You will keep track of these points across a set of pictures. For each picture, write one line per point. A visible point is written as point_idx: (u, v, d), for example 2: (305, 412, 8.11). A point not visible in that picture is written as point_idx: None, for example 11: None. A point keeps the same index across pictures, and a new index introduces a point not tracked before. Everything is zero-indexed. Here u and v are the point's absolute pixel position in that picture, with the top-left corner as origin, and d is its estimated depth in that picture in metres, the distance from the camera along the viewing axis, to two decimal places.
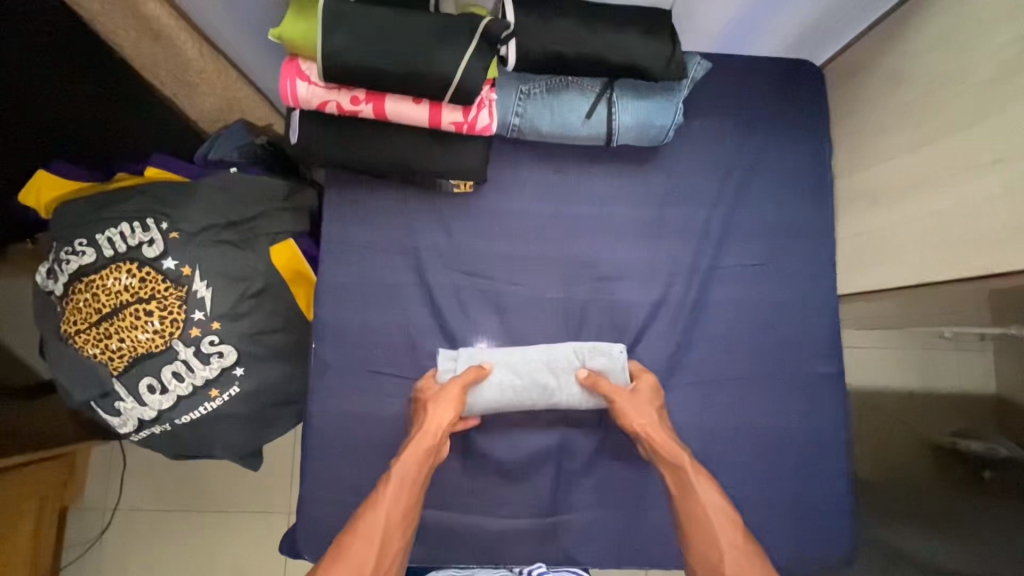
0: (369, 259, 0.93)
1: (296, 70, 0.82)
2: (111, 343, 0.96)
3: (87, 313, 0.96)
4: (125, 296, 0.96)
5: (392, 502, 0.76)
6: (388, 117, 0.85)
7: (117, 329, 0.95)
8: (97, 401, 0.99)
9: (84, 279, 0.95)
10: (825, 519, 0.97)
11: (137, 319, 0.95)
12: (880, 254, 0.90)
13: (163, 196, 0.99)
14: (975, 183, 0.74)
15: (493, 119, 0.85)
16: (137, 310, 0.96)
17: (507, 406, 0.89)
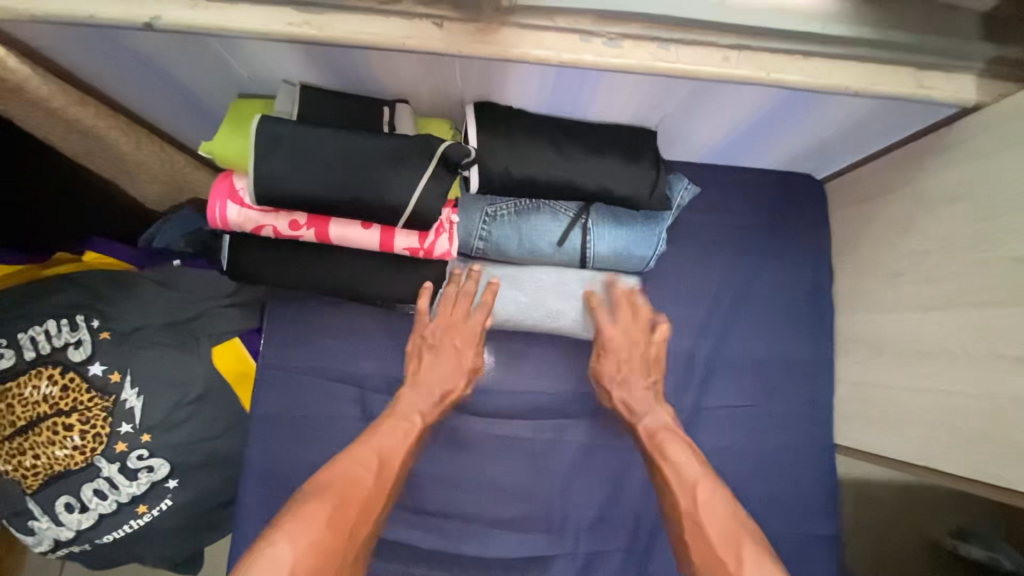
0: (306, 385, 0.84)
1: (228, 190, 0.72)
2: (25, 458, 0.90)
3: (2, 424, 0.90)
4: (43, 409, 0.90)
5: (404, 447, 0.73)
6: (334, 242, 0.76)
7: (33, 446, 0.89)
8: (9, 518, 0.93)
9: (1, 387, 0.90)
10: None
11: (56, 435, 0.90)
12: (879, 417, 0.78)
13: (100, 291, 0.97)
14: (995, 378, 0.61)
15: (451, 246, 0.77)
16: (57, 424, 0.91)
17: (507, 325, 0.82)
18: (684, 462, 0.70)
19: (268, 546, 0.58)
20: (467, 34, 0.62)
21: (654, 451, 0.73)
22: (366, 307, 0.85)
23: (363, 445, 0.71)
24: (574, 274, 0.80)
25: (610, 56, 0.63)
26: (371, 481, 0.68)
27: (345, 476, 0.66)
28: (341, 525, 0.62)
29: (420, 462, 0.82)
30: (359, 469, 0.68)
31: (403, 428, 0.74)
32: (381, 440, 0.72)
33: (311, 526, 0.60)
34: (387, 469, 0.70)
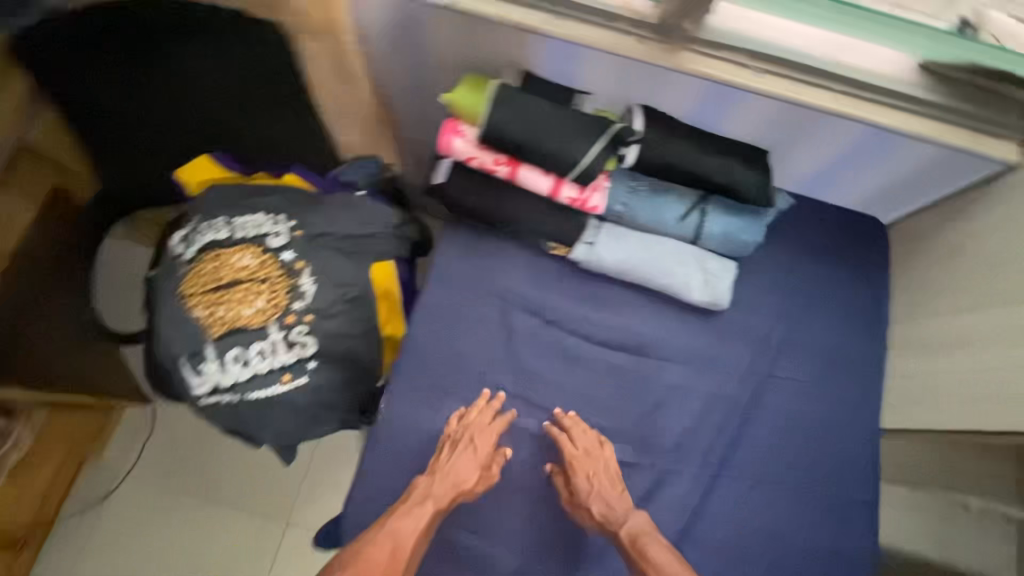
0: (460, 291, 1.05)
1: (455, 128, 0.98)
2: (219, 310, 1.12)
3: (208, 279, 1.13)
4: (244, 274, 1.14)
5: (419, 533, 0.84)
6: (517, 182, 1.00)
7: (230, 300, 1.12)
8: (184, 357, 1.11)
9: (217, 251, 1.14)
10: None
11: (248, 296, 1.13)
12: (926, 398, 0.98)
13: (300, 200, 1.23)
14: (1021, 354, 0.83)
15: (602, 202, 1.01)
16: (250, 289, 1.14)
17: (629, 276, 1.03)
18: (663, 566, 0.80)
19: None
20: (661, 49, 0.90)
21: (635, 555, 0.83)
22: (516, 242, 1.07)
23: (388, 528, 0.82)
24: (688, 247, 1.04)
25: (756, 82, 0.90)
26: (394, 565, 0.80)
27: (370, 559, 0.79)
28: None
29: (539, 366, 1.02)
30: (384, 546, 0.80)
31: (421, 516, 0.85)
32: (404, 533, 0.83)
33: None
34: (400, 557, 0.81)
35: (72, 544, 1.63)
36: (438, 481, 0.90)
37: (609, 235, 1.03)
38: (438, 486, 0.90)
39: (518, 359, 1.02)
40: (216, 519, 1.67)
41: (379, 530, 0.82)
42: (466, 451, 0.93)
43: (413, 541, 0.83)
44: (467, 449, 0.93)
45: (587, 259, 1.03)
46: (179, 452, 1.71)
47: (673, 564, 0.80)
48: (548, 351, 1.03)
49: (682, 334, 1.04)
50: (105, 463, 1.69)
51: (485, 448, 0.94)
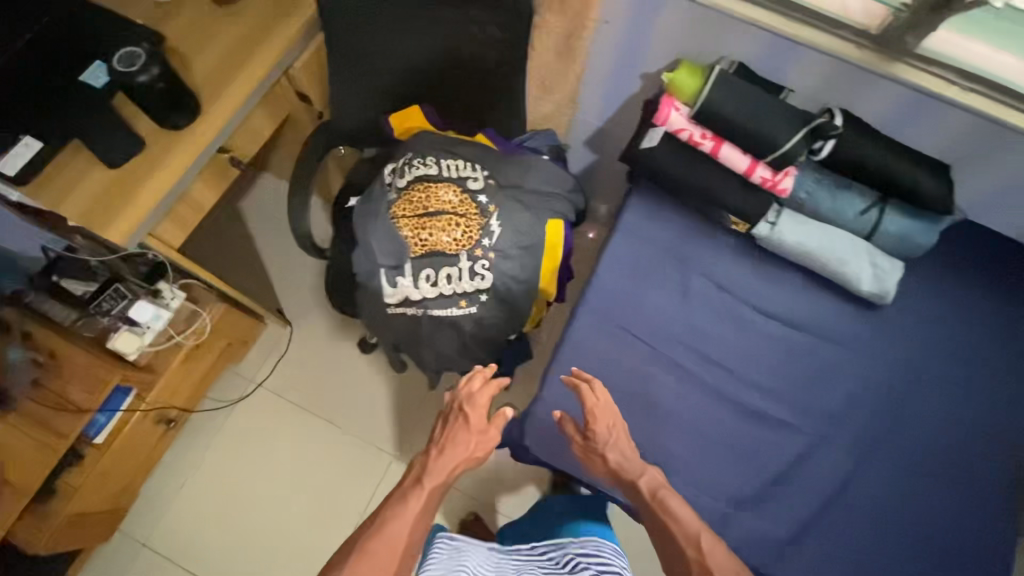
0: (644, 248, 1.17)
1: (674, 104, 1.11)
2: (423, 234, 1.28)
3: (417, 206, 1.29)
4: (447, 207, 1.30)
5: (422, 506, 1.02)
6: (718, 158, 1.13)
7: (434, 226, 1.28)
8: (386, 268, 1.29)
9: (428, 183, 1.30)
10: None
11: (449, 226, 1.29)
12: None
13: (494, 156, 1.40)
14: None
15: (791, 186, 1.12)
16: (450, 220, 1.29)
17: (801, 258, 1.14)
18: (676, 515, 0.89)
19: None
20: (878, 57, 1.03)
21: (656, 505, 0.92)
22: (698, 214, 1.20)
23: (393, 514, 1.00)
24: (862, 241, 1.13)
25: (965, 96, 1.01)
26: (397, 550, 0.95)
27: (383, 539, 0.95)
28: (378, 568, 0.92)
29: (709, 323, 1.13)
30: (393, 527, 0.97)
31: (420, 494, 1.04)
32: (406, 518, 0.99)
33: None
34: (402, 540, 0.97)
35: (201, 438, 1.79)
36: (436, 465, 1.09)
37: (790, 219, 1.14)
38: (431, 473, 1.08)
39: (692, 314, 1.13)
40: (329, 442, 1.82)
41: (382, 525, 0.98)
42: (454, 424, 1.16)
43: (417, 519, 1.00)
44: (460, 425, 1.15)
45: (768, 237, 1.13)
46: (306, 373, 1.88)
47: (689, 513, 0.90)
48: (719, 312, 1.14)
49: (845, 317, 1.12)
50: (240, 371, 1.87)
51: (460, 419, 1.15)
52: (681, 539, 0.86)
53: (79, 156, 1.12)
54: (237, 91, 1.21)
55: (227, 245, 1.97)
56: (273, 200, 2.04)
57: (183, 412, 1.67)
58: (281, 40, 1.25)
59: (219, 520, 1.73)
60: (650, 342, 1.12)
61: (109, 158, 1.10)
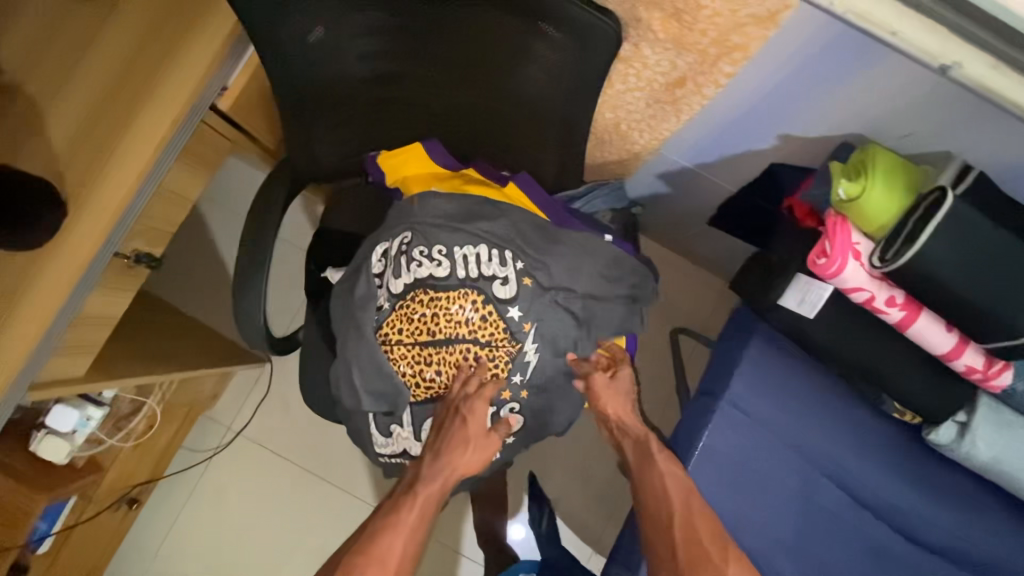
0: (757, 437, 0.80)
1: (850, 245, 0.67)
2: (427, 370, 0.93)
3: (419, 329, 0.92)
4: (463, 331, 0.91)
5: (416, 517, 0.84)
6: (902, 330, 0.70)
7: (441, 363, 0.92)
8: (377, 413, 0.97)
9: (434, 296, 0.90)
10: None
11: (464, 361, 0.92)
12: None
13: (531, 238, 0.92)
14: None
15: (1011, 383, 0.70)
16: (466, 351, 0.92)
17: (991, 473, 0.76)
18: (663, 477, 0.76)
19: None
20: None
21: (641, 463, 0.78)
22: (842, 383, 0.80)
23: (380, 526, 0.83)
24: None
25: None
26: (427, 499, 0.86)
27: (388, 536, 0.82)
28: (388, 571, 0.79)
29: (838, 557, 0.79)
30: (405, 511, 0.84)
31: (413, 505, 0.85)
32: (417, 495, 0.86)
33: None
34: (434, 490, 0.88)
35: (177, 494, 1.56)
36: (429, 473, 0.89)
37: (991, 421, 0.73)
38: (435, 461, 0.90)
39: (816, 541, 0.79)
40: (323, 501, 1.58)
41: (367, 545, 0.81)
42: (453, 431, 0.90)
43: (442, 485, 0.88)
44: (458, 427, 0.90)
45: (951, 446, 0.75)
46: (293, 420, 1.60)
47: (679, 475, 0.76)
48: (853, 538, 0.79)
49: None
50: (212, 417, 1.59)
51: (467, 440, 0.91)
52: (671, 497, 0.74)
53: None
54: (123, 168, 0.74)
55: (186, 259, 1.57)
56: (237, 195, 1.57)
57: (149, 484, 1.42)
58: (190, 70, 0.75)
59: None
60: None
61: None
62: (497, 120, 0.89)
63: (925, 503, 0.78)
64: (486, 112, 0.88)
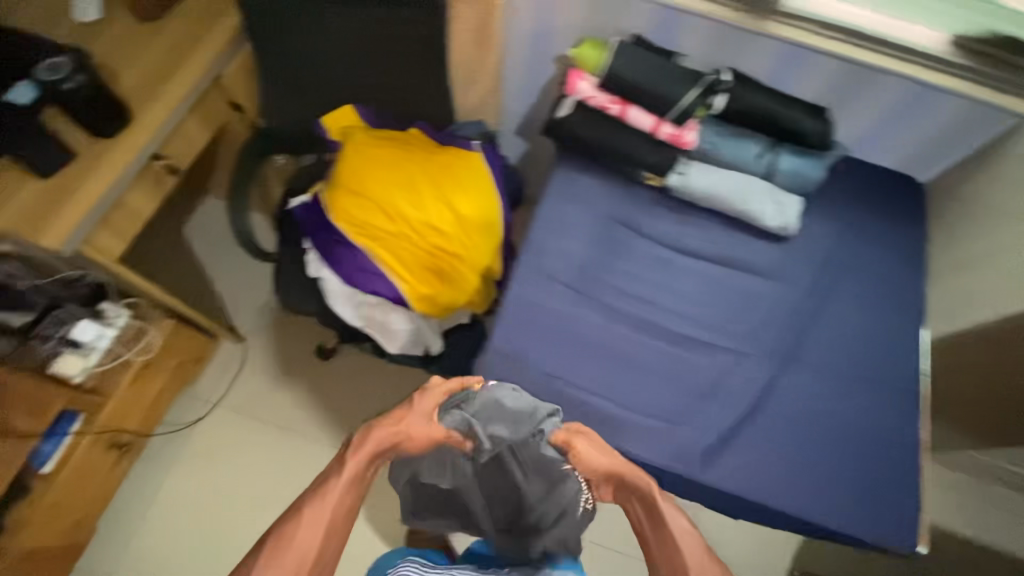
0: (572, 207, 1.26)
1: (580, 75, 1.22)
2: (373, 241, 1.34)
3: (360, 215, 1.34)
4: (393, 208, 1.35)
5: (343, 495, 0.92)
6: (625, 120, 1.25)
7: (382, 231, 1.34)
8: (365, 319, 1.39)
9: (365, 189, 1.36)
10: (896, 502, 1.08)
11: (395, 227, 1.34)
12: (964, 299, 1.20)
13: (427, 149, 1.46)
14: None
15: (695, 139, 1.24)
16: (395, 222, 1.34)
17: (712, 202, 1.25)
18: (678, 535, 0.91)
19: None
20: (752, 16, 1.16)
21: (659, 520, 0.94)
22: (618, 174, 1.30)
23: (319, 503, 0.89)
24: (763, 183, 1.25)
25: (826, 44, 1.16)
26: (324, 534, 0.87)
27: (287, 551, 0.84)
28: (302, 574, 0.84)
29: (636, 266, 1.22)
30: (326, 503, 0.89)
31: (348, 478, 0.93)
32: (314, 520, 0.87)
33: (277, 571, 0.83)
34: (324, 526, 0.87)
35: (162, 465, 1.75)
36: (326, 500, 0.90)
37: (696, 169, 1.25)
38: (332, 481, 0.92)
39: (621, 260, 1.23)
40: (299, 450, 1.80)
41: (297, 519, 0.88)
42: (356, 448, 0.97)
43: (338, 518, 0.90)
44: (358, 464, 0.95)
45: (681, 187, 1.25)
46: (266, 388, 1.86)
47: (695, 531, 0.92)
48: (644, 253, 1.23)
49: (756, 249, 1.24)
50: (193, 395, 1.83)
51: (355, 475, 0.94)
52: (686, 552, 0.89)
53: (14, 170, 1.14)
54: (167, 96, 1.25)
55: (171, 270, 1.94)
56: (214, 217, 2.02)
57: (138, 437, 1.64)
58: (208, 48, 1.30)
59: (192, 548, 1.68)
60: (586, 289, 1.20)
61: (41, 170, 1.13)
62: (394, 78, 1.47)
63: (679, 227, 1.26)
64: (386, 74, 1.46)
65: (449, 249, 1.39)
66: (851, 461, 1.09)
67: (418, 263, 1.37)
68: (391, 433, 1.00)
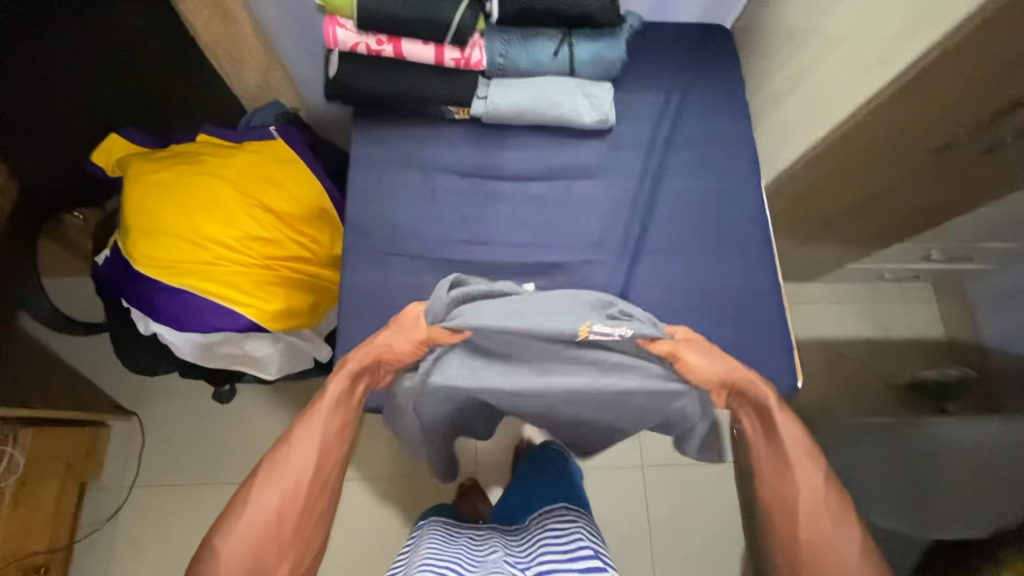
0: (387, 172, 1.16)
1: (335, 21, 1.09)
2: (196, 274, 1.18)
3: (167, 252, 1.18)
4: (200, 231, 1.19)
5: (324, 430, 0.90)
6: (403, 57, 1.13)
7: (201, 262, 1.19)
8: (240, 361, 1.28)
9: (160, 224, 1.19)
10: (774, 351, 1.11)
11: (212, 250, 1.19)
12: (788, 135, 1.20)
13: (221, 153, 1.31)
14: (833, 58, 1.03)
15: (483, 56, 1.15)
16: (210, 244, 1.20)
17: (525, 116, 1.17)
18: (792, 449, 0.89)
19: (221, 545, 0.80)
20: None
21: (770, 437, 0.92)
22: (424, 121, 1.19)
23: (296, 435, 0.89)
24: (569, 80, 1.18)
25: None
26: (310, 458, 0.88)
27: (264, 486, 0.84)
28: (294, 498, 0.84)
29: (472, 212, 1.16)
30: (301, 435, 0.89)
31: (326, 402, 0.93)
32: (304, 441, 0.89)
33: (262, 505, 0.83)
34: (309, 452, 0.88)
35: (96, 566, 1.64)
36: (310, 429, 0.90)
37: (498, 85, 1.16)
38: (317, 414, 0.92)
39: (456, 211, 1.15)
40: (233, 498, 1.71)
41: (280, 457, 0.87)
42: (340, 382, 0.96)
43: (330, 437, 0.91)
44: (340, 393, 0.95)
45: (487, 111, 1.16)
46: (177, 451, 1.74)
47: (804, 436, 0.91)
48: (476, 196, 1.16)
49: (581, 153, 1.20)
50: (101, 486, 1.70)
51: (340, 402, 0.94)
52: (800, 478, 0.86)
53: None
54: None
55: None
56: None
57: (53, 553, 1.56)
58: None
59: None
60: (427, 255, 1.12)
61: None
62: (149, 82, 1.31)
63: (506, 156, 1.19)
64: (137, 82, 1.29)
65: (286, 252, 1.28)
66: (723, 330, 1.11)
67: (256, 282, 1.23)
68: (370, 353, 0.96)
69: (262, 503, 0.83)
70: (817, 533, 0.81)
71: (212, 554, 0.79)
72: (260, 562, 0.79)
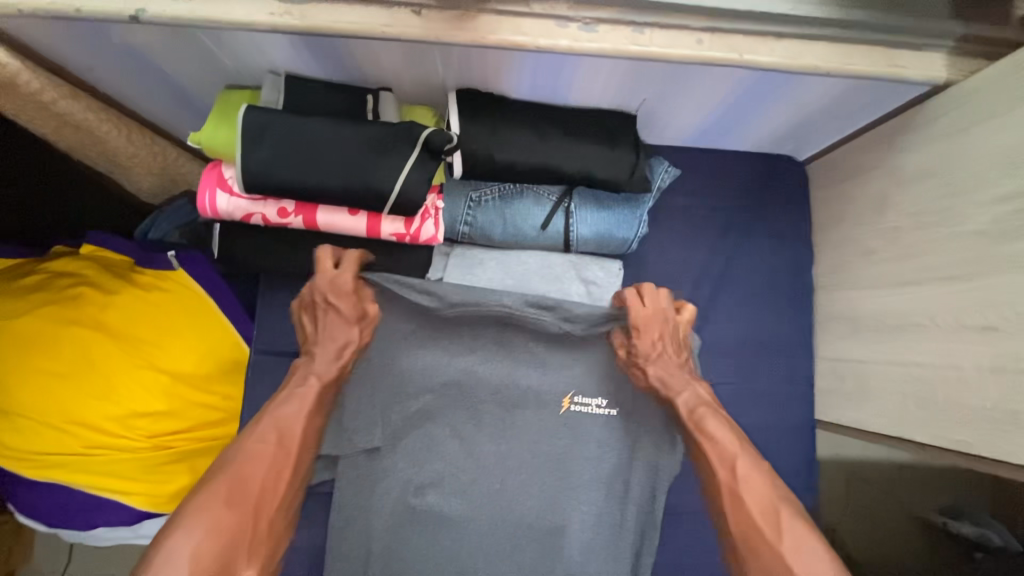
0: None
1: (217, 179, 0.75)
2: (67, 465, 0.94)
3: (30, 441, 0.93)
4: (68, 414, 0.93)
5: (306, 415, 0.72)
6: (319, 228, 0.78)
7: (72, 450, 0.94)
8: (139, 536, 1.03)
9: (17, 403, 0.92)
10: None
11: (86, 435, 0.94)
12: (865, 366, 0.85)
13: (100, 281, 0.99)
14: None
15: (437, 230, 0.79)
16: (83, 427, 0.94)
17: None
18: (722, 460, 0.70)
19: (177, 537, 0.59)
20: (450, 22, 0.63)
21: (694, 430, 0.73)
22: None
23: (272, 419, 0.71)
24: (562, 256, 0.84)
25: (585, 40, 0.64)
26: (290, 449, 0.70)
27: (236, 474, 0.65)
28: (272, 489, 0.66)
29: None
30: (281, 417, 0.71)
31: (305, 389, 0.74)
32: (282, 429, 0.70)
33: (212, 509, 0.62)
34: (290, 442, 0.70)
35: None
36: (292, 410, 0.72)
37: (461, 260, 0.84)
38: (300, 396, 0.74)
39: None
40: None
41: (257, 427, 0.70)
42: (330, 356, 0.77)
43: (310, 433, 0.73)
44: (324, 378, 0.76)
45: None
46: None
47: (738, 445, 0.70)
48: None
49: None
50: None
51: (327, 390, 0.76)
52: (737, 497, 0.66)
53: None
54: None
55: None
56: None
57: None
58: None
59: None
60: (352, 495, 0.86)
61: None
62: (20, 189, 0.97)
63: None
64: None
65: (184, 422, 1.00)
66: None
67: (144, 466, 0.98)
68: (343, 336, 0.77)
69: (226, 499, 0.63)
70: (739, 518, 0.65)
71: (162, 550, 0.57)
72: (227, 561, 0.60)
